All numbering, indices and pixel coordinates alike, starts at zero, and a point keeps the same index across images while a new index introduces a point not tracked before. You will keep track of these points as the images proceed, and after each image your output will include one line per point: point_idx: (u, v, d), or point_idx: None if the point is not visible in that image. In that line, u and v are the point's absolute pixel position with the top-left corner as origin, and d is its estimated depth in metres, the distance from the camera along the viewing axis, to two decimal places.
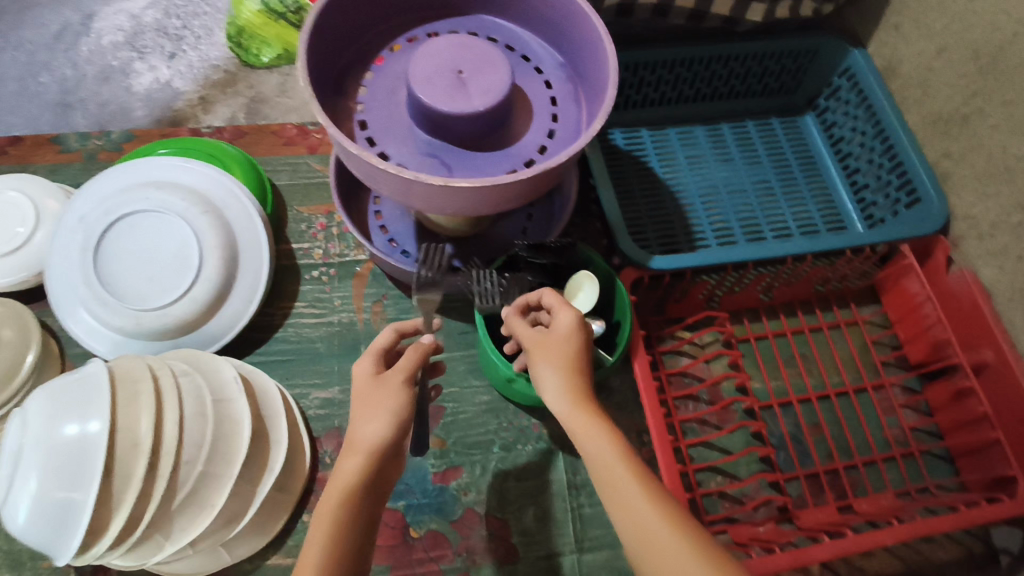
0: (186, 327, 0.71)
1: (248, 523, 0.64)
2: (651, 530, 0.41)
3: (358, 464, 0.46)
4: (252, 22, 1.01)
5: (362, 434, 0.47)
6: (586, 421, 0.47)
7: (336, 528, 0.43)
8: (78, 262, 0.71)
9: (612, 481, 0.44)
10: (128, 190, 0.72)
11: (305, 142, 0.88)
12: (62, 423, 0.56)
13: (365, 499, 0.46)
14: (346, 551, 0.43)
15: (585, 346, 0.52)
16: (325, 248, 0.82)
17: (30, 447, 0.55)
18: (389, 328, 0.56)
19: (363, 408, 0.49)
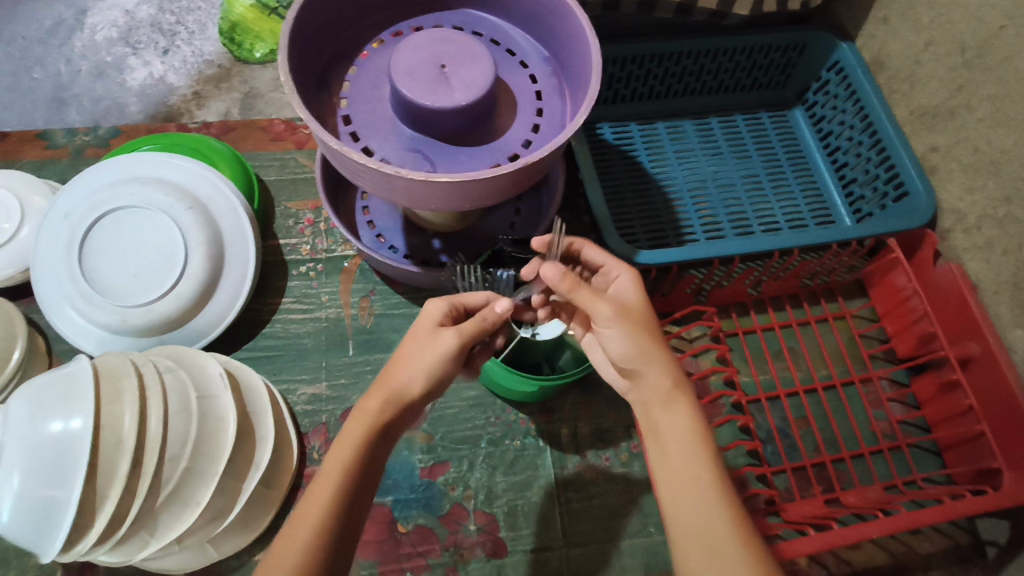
0: (172, 324, 0.71)
1: (234, 520, 0.64)
2: (708, 516, 0.45)
3: (386, 401, 0.47)
4: (245, 16, 1.01)
5: (399, 377, 0.48)
6: (676, 401, 0.48)
7: (355, 454, 0.45)
8: (63, 257, 0.71)
9: (683, 464, 0.46)
10: (113, 185, 0.72)
11: (293, 138, 0.88)
12: (47, 420, 0.56)
13: (383, 437, 0.47)
14: (358, 479, 0.45)
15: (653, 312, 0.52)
16: (312, 244, 0.82)
17: (14, 444, 0.55)
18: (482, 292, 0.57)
19: (412, 352, 0.50)
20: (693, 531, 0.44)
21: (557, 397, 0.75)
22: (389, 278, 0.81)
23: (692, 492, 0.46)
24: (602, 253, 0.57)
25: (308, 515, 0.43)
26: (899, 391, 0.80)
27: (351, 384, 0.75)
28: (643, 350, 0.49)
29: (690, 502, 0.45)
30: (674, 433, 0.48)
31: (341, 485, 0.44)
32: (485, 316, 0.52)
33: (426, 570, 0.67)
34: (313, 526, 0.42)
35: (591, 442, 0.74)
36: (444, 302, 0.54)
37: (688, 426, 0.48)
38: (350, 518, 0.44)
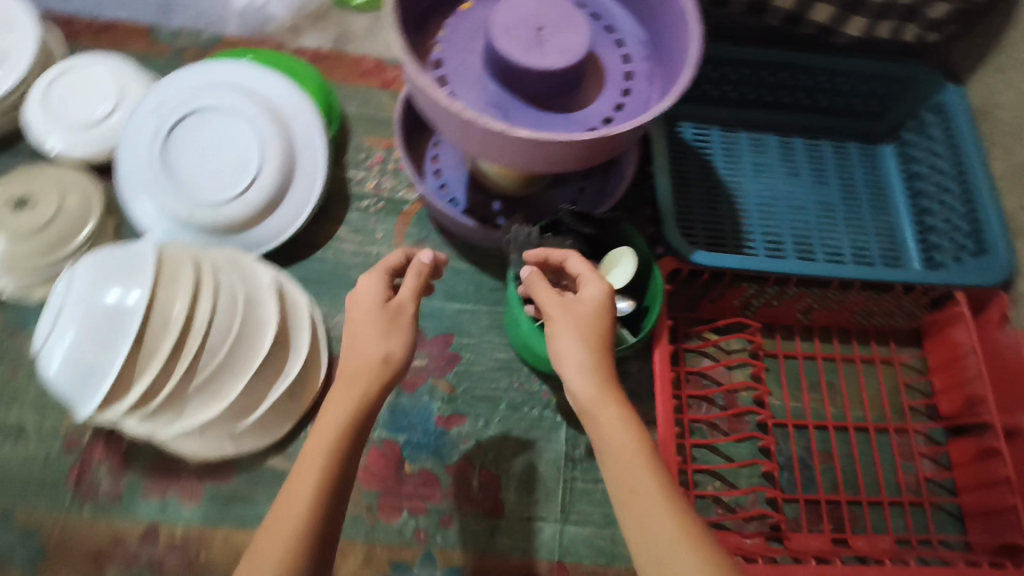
0: (235, 228, 0.74)
1: (257, 421, 0.66)
2: (660, 529, 0.42)
3: (362, 389, 0.48)
4: None
5: (371, 361, 0.49)
6: (604, 406, 0.47)
7: (331, 448, 0.45)
8: (147, 145, 0.74)
9: (622, 465, 0.45)
10: (206, 87, 0.75)
11: (380, 77, 0.89)
12: (106, 289, 0.59)
13: (364, 422, 0.48)
14: (340, 470, 0.45)
15: (610, 319, 0.52)
16: (378, 181, 0.83)
17: (73, 307, 0.59)
18: (401, 251, 0.57)
19: (366, 333, 0.50)
20: (646, 541, 0.42)
21: None
22: (445, 231, 0.81)
23: (638, 496, 0.44)
24: (580, 261, 0.55)
25: (294, 513, 0.43)
26: (933, 448, 0.76)
27: None
28: (580, 348, 0.49)
29: (635, 508, 0.43)
30: (614, 438, 0.46)
31: (326, 476, 0.44)
32: (419, 269, 0.54)
33: (423, 512, 0.68)
34: (302, 524, 0.42)
35: None
36: (376, 273, 0.54)
37: (626, 430, 0.46)
38: (336, 510, 0.45)
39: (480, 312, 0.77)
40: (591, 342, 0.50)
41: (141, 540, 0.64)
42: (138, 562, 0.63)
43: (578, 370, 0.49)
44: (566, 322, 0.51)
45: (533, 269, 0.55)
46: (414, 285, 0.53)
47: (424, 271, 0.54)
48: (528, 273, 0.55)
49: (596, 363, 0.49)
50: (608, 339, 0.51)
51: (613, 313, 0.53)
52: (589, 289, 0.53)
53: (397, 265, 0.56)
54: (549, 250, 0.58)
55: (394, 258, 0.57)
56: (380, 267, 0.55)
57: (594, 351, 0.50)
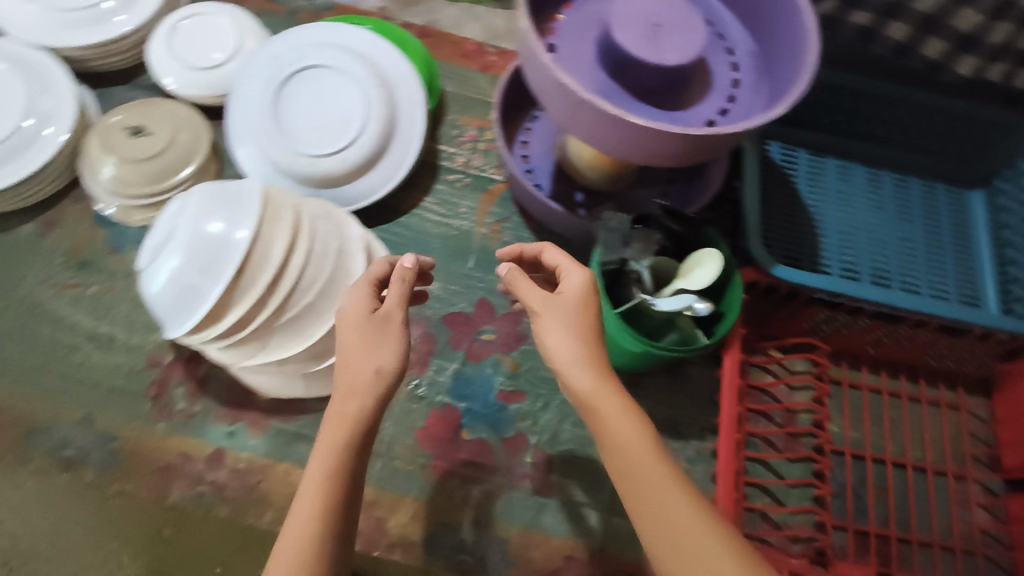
0: (331, 182, 0.77)
1: (330, 366, 0.69)
2: (681, 524, 0.42)
3: (355, 407, 0.47)
4: None
5: (365, 375, 0.48)
6: (608, 401, 0.47)
7: (324, 480, 0.45)
8: (258, 93, 0.77)
9: (633, 463, 0.44)
10: (321, 46, 0.78)
11: (480, 60, 0.91)
12: (210, 222, 0.62)
13: (364, 443, 0.48)
14: (341, 495, 0.45)
15: (598, 308, 0.52)
16: (468, 157, 0.85)
17: (180, 235, 0.62)
18: (383, 259, 0.56)
19: (360, 346, 0.49)
20: (668, 540, 0.42)
21: (645, 374, 0.76)
22: (526, 213, 0.82)
23: (649, 495, 0.43)
24: (560, 253, 0.55)
25: (299, 545, 0.43)
26: (990, 500, 0.75)
27: (460, 292, 0.77)
28: (573, 344, 0.49)
29: (651, 508, 0.43)
30: (621, 432, 0.46)
31: (328, 506, 0.44)
32: (403, 274, 0.53)
33: (476, 480, 0.69)
34: (306, 562, 0.42)
35: (665, 428, 0.74)
36: (359, 284, 0.53)
37: (635, 426, 0.46)
38: (342, 541, 0.45)
39: None
40: (583, 335, 0.50)
41: (206, 463, 0.67)
42: (202, 483, 0.66)
43: (576, 368, 0.48)
44: (555, 319, 0.50)
45: (512, 263, 0.55)
46: (397, 292, 0.52)
47: (408, 276, 0.53)
48: (506, 268, 0.55)
49: (592, 360, 0.49)
50: (599, 329, 0.50)
51: (598, 301, 0.52)
52: (571, 284, 0.53)
53: (381, 273, 0.55)
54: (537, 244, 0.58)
55: (378, 265, 0.56)
56: (365, 278, 0.54)
57: (589, 347, 0.49)
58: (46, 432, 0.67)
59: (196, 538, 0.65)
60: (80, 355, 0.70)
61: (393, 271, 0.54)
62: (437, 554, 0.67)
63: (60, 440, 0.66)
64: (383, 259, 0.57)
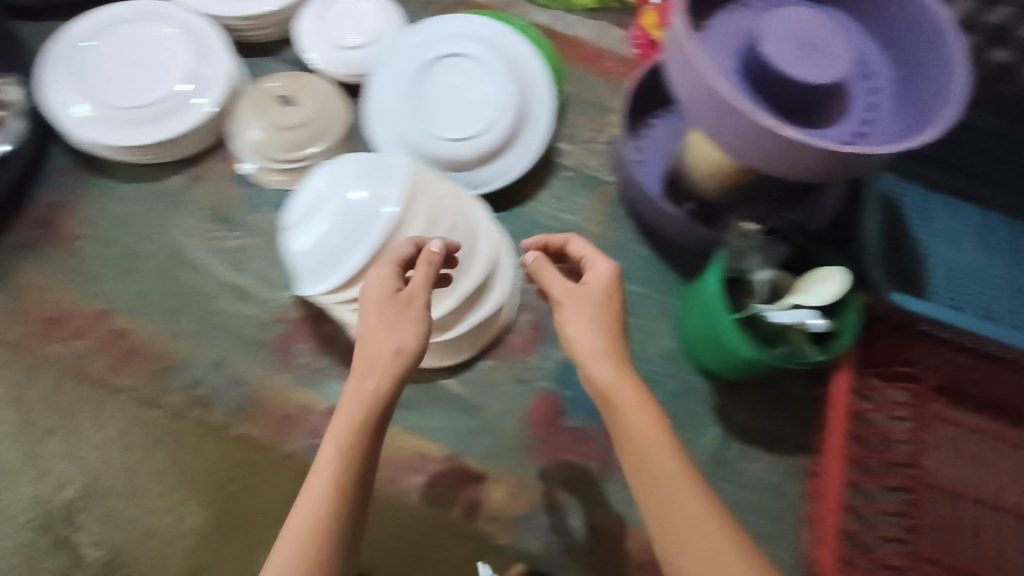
0: (459, 166, 0.80)
1: (446, 340, 0.71)
2: (684, 509, 0.49)
3: (376, 381, 0.51)
4: None
5: (385, 356, 0.52)
6: (625, 394, 0.52)
7: (347, 446, 0.50)
8: (398, 75, 0.80)
9: (645, 453, 0.51)
10: (461, 36, 0.81)
11: (601, 65, 0.92)
12: (357, 192, 0.66)
13: (383, 414, 0.52)
14: (360, 458, 0.50)
15: (620, 299, 0.57)
16: (583, 157, 0.87)
17: (330, 202, 0.66)
18: (409, 240, 0.59)
19: (388, 326, 0.53)
20: (675, 524, 0.49)
21: (745, 386, 0.77)
22: (647, 231, 0.83)
23: (652, 481, 0.50)
24: (584, 245, 0.60)
25: (320, 497, 0.49)
26: None
27: None
28: (596, 335, 0.54)
29: (657, 494, 0.50)
30: (637, 423, 0.51)
31: (347, 471, 0.49)
32: (428, 258, 0.56)
33: (575, 466, 0.72)
34: (325, 513, 0.48)
35: (761, 440, 0.76)
36: (384, 264, 0.57)
37: (650, 419, 0.52)
38: (359, 498, 0.50)
39: (657, 300, 0.81)
40: (602, 324, 0.55)
41: (324, 418, 0.71)
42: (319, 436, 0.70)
43: (597, 359, 0.53)
44: (579, 310, 0.55)
45: (538, 254, 0.59)
46: (423, 274, 0.56)
47: (433, 259, 0.56)
48: (531, 258, 0.60)
49: (612, 351, 0.54)
50: (618, 318, 0.56)
51: (619, 294, 0.57)
52: (596, 279, 0.57)
53: (407, 254, 0.58)
54: (561, 236, 0.61)
55: (402, 246, 0.59)
56: (390, 258, 0.57)
57: (608, 338, 0.55)
58: (183, 369, 0.72)
59: (268, 496, 0.70)
60: (216, 303, 0.75)
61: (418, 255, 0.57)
62: (534, 531, 0.70)
63: (195, 377, 0.72)
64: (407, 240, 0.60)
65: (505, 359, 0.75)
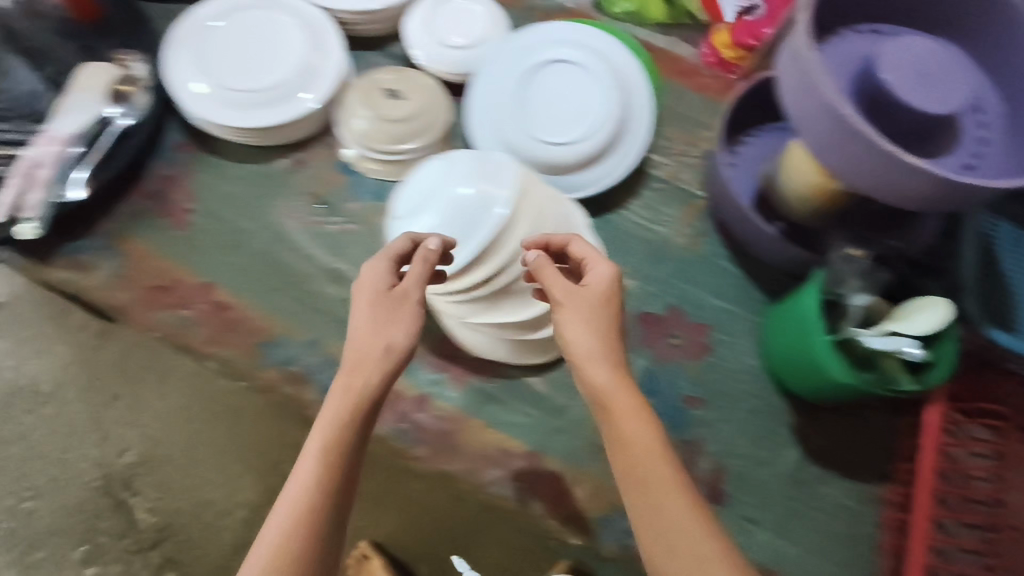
0: (556, 170, 0.82)
1: (538, 339, 0.73)
2: (676, 520, 0.48)
3: (363, 378, 0.53)
4: None
5: (374, 353, 0.53)
6: (621, 401, 0.52)
7: (325, 446, 0.51)
8: (504, 78, 0.82)
9: (639, 462, 0.50)
10: (568, 44, 0.83)
11: (696, 81, 0.93)
12: (466, 188, 0.67)
13: (368, 413, 0.53)
14: (336, 459, 0.51)
15: (619, 300, 0.56)
16: (674, 169, 0.88)
17: (439, 197, 0.68)
18: (407, 236, 0.61)
19: (381, 321, 0.54)
20: (666, 536, 0.48)
21: (826, 409, 0.77)
22: (733, 247, 0.84)
23: (646, 489, 0.50)
24: (586, 245, 0.60)
25: (294, 500, 0.50)
26: None
27: (654, 295, 0.81)
28: (589, 337, 0.54)
29: (647, 506, 0.49)
30: (630, 430, 0.51)
31: (321, 473, 0.50)
32: (426, 256, 0.58)
33: None
34: (300, 516, 0.49)
35: (839, 465, 0.75)
36: (380, 260, 0.58)
37: (644, 429, 0.51)
38: (339, 503, 0.51)
39: (741, 317, 0.81)
40: (597, 326, 0.55)
41: (413, 403, 0.74)
42: (407, 420, 0.74)
43: (594, 363, 0.53)
44: (575, 311, 0.55)
45: (541, 252, 0.58)
46: (419, 272, 0.57)
47: (431, 257, 0.58)
48: (531, 256, 0.59)
49: (607, 354, 0.54)
50: (616, 320, 0.55)
51: (620, 294, 0.57)
52: (595, 281, 0.56)
53: (402, 251, 0.59)
54: (558, 236, 0.62)
55: (398, 244, 0.60)
56: (385, 254, 0.58)
57: (603, 340, 0.54)
58: (281, 346, 0.75)
59: None
60: (315, 284, 0.77)
61: (417, 251, 0.59)
62: (610, 532, 0.72)
63: (289, 355, 0.75)
64: (407, 236, 0.62)
65: None
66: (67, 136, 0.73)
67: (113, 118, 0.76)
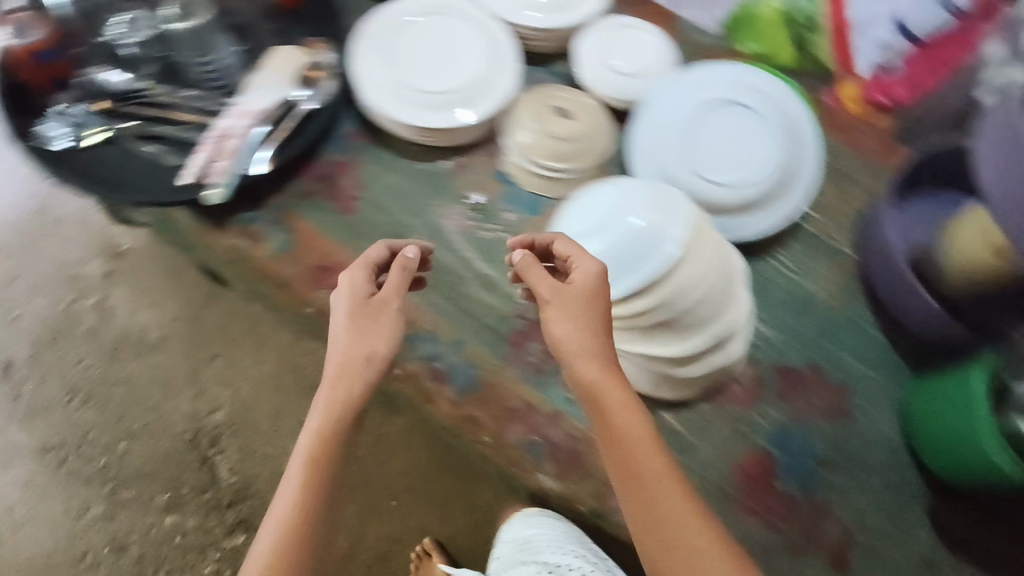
0: (714, 208, 0.81)
1: (684, 375, 0.73)
2: (672, 512, 0.53)
3: (350, 385, 0.58)
4: (762, 14, 0.92)
5: (358, 360, 0.59)
6: (615, 400, 0.56)
7: (311, 449, 0.55)
8: (676, 108, 0.81)
9: (636, 456, 0.55)
10: (744, 86, 0.83)
11: (858, 137, 0.90)
12: (639, 220, 0.68)
13: (356, 413, 0.58)
14: (325, 463, 0.55)
15: (607, 293, 0.60)
16: (827, 224, 0.86)
17: (610, 224, 0.69)
18: (382, 245, 0.68)
19: (364, 327, 0.60)
20: (664, 527, 0.53)
21: (963, 494, 0.75)
22: (882, 313, 0.81)
23: (631, 463, 0.55)
24: (569, 244, 0.63)
25: (284, 508, 0.53)
26: None
27: (795, 351, 0.80)
28: (575, 329, 0.58)
29: (650, 499, 0.54)
30: (623, 424, 0.55)
31: (310, 479, 0.54)
32: (404, 264, 0.66)
33: (779, 529, 0.73)
34: (292, 521, 0.53)
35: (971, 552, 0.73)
36: (361, 268, 0.65)
37: (639, 422, 0.56)
38: (330, 504, 0.55)
39: (883, 385, 0.79)
40: (581, 318, 0.58)
41: (547, 418, 0.76)
42: (539, 435, 0.75)
43: (585, 359, 0.57)
44: (560, 306, 0.59)
45: (526, 252, 0.63)
46: (396, 279, 0.64)
47: (407, 265, 0.65)
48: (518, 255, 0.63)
49: (596, 349, 0.58)
50: (603, 312, 0.59)
51: (605, 291, 0.60)
52: (579, 279, 0.60)
53: (378, 259, 0.67)
54: (542, 235, 0.67)
55: (376, 252, 0.68)
56: (363, 262, 0.66)
57: (593, 336, 0.58)
58: (426, 341, 0.77)
59: None
60: (467, 288, 0.81)
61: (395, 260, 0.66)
62: None
63: (433, 351, 0.77)
64: (385, 246, 0.69)
65: (724, 407, 0.77)
66: (256, 111, 0.78)
67: (298, 100, 0.80)
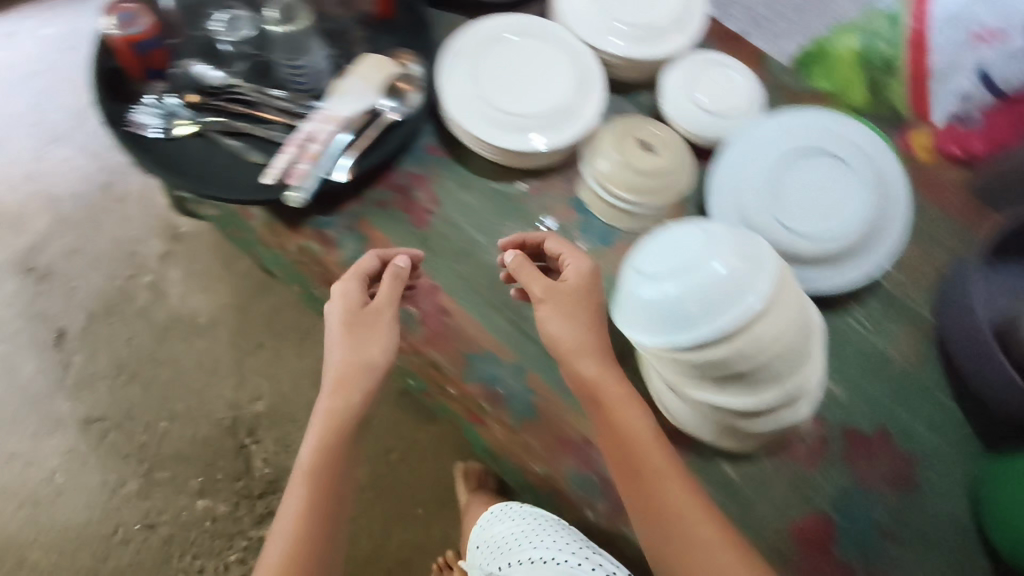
0: (794, 257, 0.78)
1: (748, 428, 0.71)
2: (673, 499, 0.60)
3: (347, 396, 0.63)
4: (840, 56, 0.92)
5: (353, 368, 0.64)
6: (614, 400, 0.64)
7: (312, 461, 0.61)
8: (762, 152, 0.80)
9: (640, 444, 0.63)
10: (834, 137, 0.82)
11: (946, 197, 0.87)
12: (722, 265, 0.65)
13: (355, 417, 0.63)
14: (327, 473, 0.61)
15: (593, 288, 0.69)
16: (906, 284, 0.83)
17: (691, 266, 0.66)
18: (374, 254, 0.71)
19: (360, 335, 0.65)
20: (666, 511, 0.60)
21: None
22: (956, 383, 0.79)
23: (631, 452, 0.63)
24: (557, 243, 0.72)
25: (287, 517, 0.59)
26: None
27: (864, 413, 0.77)
28: (568, 326, 0.67)
29: (654, 488, 0.61)
30: (622, 419, 0.63)
31: (312, 490, 0.60)
32: (397, 273, 0.70)
33: None
34: (294, 529, 0.58)
35: None
36: (353, 277, 0.68)
37: (638, 417, 0.64)
38: (335, 510, 0.61)
39: (953, 459, 0.76)
40: (573, 315, 0.67)
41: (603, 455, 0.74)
42: (592, 471, 0.74)
43: (581, 357, 0.66)
44: (554, 303, 0.68)
45: (516, 253, 0.71)
46: (389, 288, 0.68)
47: (398, 273, 0.70)
48: (509, 256, 0.72)
49: (588, 342, 0.67)
50: (587, 305, 0.68)
51: (593, 287, 0.70)
52: (572, 276, 0.69)
53: (371, 270, 0.70)
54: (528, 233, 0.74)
55: (368, 262, 0.70)
56: (356, 272, 0.69)
57: (585, 334, 0.67)
58: (487, 362, 0.77)
59: None
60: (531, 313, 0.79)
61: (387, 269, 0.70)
62: None
63: (493, 374, 0.77)
64: (375, 256, 0.72)
65: (785, 463, 0.75)
66: (341, 118, 0.78)
67: (383, 109, 0.81)
